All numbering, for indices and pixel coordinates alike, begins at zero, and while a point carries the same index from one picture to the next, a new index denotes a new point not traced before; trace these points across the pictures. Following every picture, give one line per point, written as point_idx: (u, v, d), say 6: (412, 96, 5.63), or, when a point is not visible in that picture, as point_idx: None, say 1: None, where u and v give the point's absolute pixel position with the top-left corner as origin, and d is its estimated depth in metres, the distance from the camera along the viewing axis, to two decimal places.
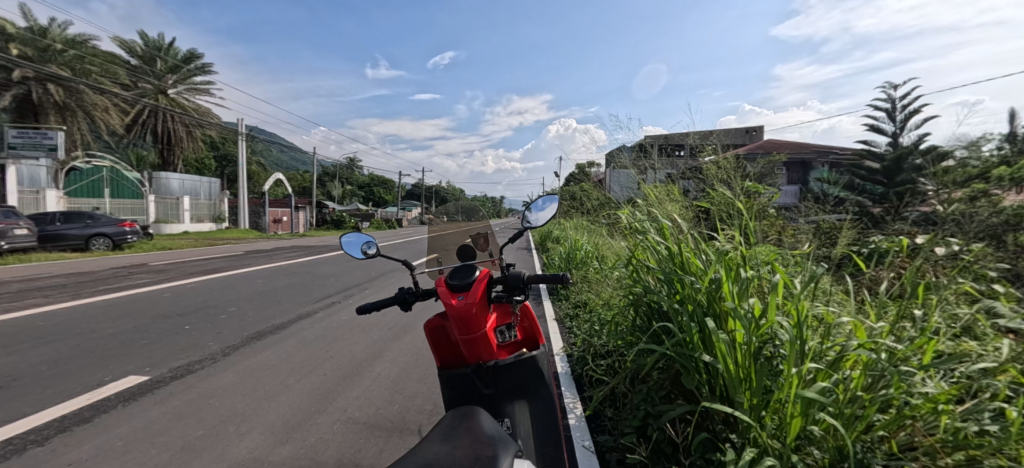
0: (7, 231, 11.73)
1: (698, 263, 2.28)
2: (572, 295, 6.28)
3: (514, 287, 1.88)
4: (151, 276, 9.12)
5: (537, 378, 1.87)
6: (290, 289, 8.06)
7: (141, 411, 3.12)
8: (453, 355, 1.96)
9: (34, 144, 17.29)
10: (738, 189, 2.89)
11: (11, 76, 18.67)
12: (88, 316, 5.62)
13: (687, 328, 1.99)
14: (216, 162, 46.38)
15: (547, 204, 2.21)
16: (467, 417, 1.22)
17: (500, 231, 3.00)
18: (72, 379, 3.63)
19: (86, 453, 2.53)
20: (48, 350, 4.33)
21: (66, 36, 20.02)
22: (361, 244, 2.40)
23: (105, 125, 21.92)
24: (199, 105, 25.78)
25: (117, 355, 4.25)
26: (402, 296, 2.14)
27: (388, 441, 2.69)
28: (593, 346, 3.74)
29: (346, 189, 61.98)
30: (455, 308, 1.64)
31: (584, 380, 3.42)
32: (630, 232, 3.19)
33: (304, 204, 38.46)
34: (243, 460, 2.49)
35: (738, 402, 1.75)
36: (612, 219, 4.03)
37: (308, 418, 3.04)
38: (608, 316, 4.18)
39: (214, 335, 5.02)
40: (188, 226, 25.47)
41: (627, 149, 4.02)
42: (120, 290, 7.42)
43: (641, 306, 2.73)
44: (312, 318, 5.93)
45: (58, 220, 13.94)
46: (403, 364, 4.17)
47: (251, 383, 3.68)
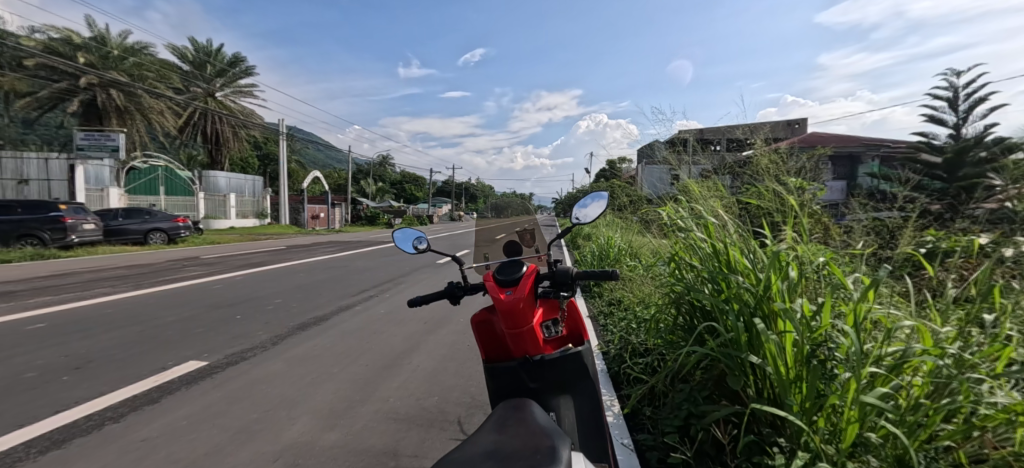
0: (77, 226, 12.72)
1: (746, 260, 2.23)
2: (607, 292, 6.27)
3: (562, 282, 1.92)
4: (204, 268, 9.73)
5: (581, 373, 1.88)
6: (329, 282, 8.39)
7: (201, 393, 3.33)
8: (499, 349, 1.99)
9: (99, 145, 18.84)
10: (787, 186, 2.78)
11: (79, 83, 20.25)
12: (148, 305, 6.05)
13: (736, 327, 1.94)
14: (259, 161, 48.58)
15: (594, 201, 2.20)
16: (519, 409, 1.26)
17: (542, 226, 3.01)
18: (140, 362, 3.93)
19: (155, 431, 2.74)
20: (118, 335, 4.72)
21: (126, 45, 21.59)
22: (412, 239, 2.45)
23: (160, 126, 23.44)
24: (244, 106, 26.94)
25: (177, 341, 4.56)
26: (451, 289, 2.18)
27: (429, 432, 2.78)
28: (630, 344, 3.71)
29: (381, 186, 63.41)
30: (504, 303, 1.67)
31: (621, 378, 3.42)
32: (671, 229, 3.13)
33: (341, 202, 39.74)
34: (295, 443, 2.64)
35: (789, 405, 1.71)
36: (650, 216, 4.00)
37: (352, 407, 3.17)
38: (647, 315, 4.13)
39: (264, 325, 5.30)
40: (234, 222, 26.92)
41: (666, 144, 3.97)
42: (176, 282, 7.91)
43: (683, 304, 2.67)
44: (352, 311, 6.17)
45: (119, 216, 15.03)
46: (440, 357, 4.28)
47: (299, 371, 3.87)
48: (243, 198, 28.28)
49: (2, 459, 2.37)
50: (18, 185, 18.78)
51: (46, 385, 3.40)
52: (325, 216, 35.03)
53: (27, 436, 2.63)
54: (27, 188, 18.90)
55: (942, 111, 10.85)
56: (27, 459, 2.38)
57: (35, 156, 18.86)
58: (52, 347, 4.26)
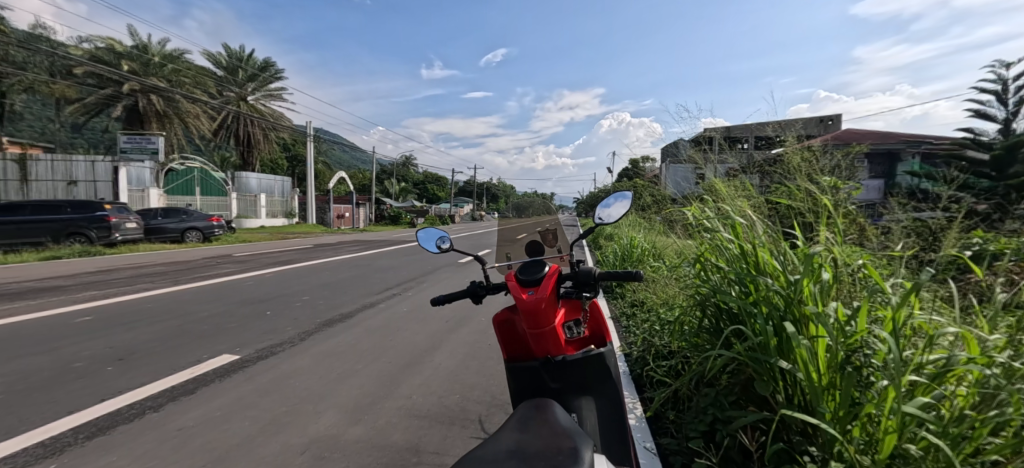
0: (120, 225, 13.37)
1: (775, 262, 2.17)
2: (629, 293, 6.20)
3: (584, 283, 1.90)
4: (236, 265, 10.09)
5: (603, 375, 1.86)
6: (354, 280, 8.57)
7: (234, 386, 3.45)
8: (521, 349, 1.99)
9: (140, 148, 20.29)
10: (819, 186, 2.69)
11: (122, 89, 21.31)
12: (185, 301, 6.31)
13: (765, 331, 1.89)
14: (287, 162, 50.02)
15: (618, 201, 2.18)
16: (541, 409, 1.26)
17: (565, 226, 2.99)
18: (178, 354, 4.11)
19: (190, 420, 2.85)
20: (157, 328, 4.94)
21: (165, 52, 22.58)
22: (436, 239, 2.48)
23: (196, 129, 24.42)
24: (274, 109, 27.78)
25: (211, 335, 4.74)
26: (473, 289, 2.19)
27: (450, 429, 2.80)
28: (654, 347, 3.66)
29: (405, 187, 64.33)
30: (526, 303, 1.67)
31: (644, 380, 3.37)
32: (697, 230, 3.07)
33: (366, 202, 40.50)
34: (321, 436, 2.70)
35: (821, 413, 1.65)
36: (674, 216, 3.93)
37: (375, 403, 3.23)
38: (671, 317, 4.06)
39: (292, 321, 5.45)
40: (264, 221, 27.79)
41: (691, 142, 3.90)
42: (210, 278, 8.23)
43: (709, 306, 2.62)
44: (376, 309, 6.28)
45: (158, 216, 15.75)
46: (461, 355, 4.32)
47: (325, 367, 3.96)
48: (273, 198, 29.15)
49: (53, 444, 2.51)
50: (67, 186, 19.79)
51: (93, 374, 3.59)
52: (350, 216, 35.77)
53: (75, 422, 2.78)
54: (75, 189, 19.88)
55: (989, 105, 10.28)
56: (75, 444, 2.51)
57: (83, 159, 19.78)
58: (97, 339, 4.49)
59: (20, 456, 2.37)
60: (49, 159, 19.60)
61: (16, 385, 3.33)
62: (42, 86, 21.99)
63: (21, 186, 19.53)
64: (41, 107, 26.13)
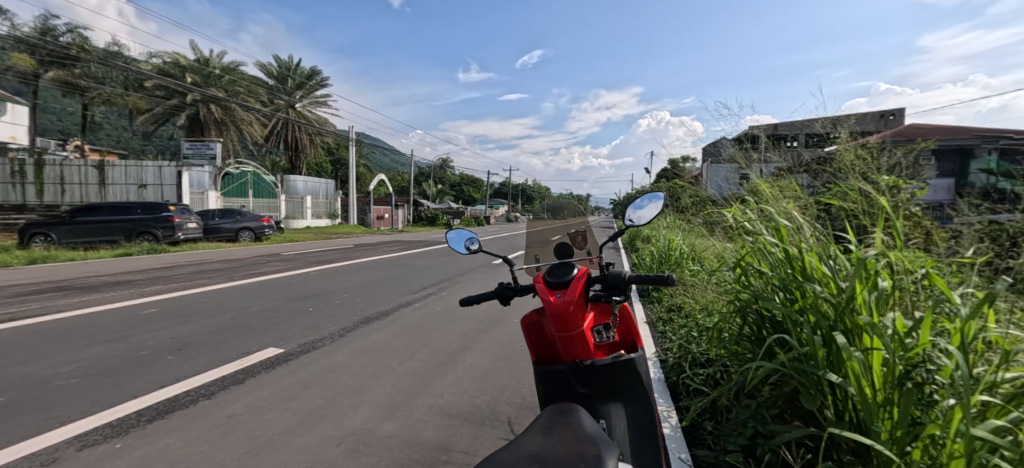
0: (183, 225, 14.31)
1: (824, 268, 2.03)
2: (666, 298, 6.02)
3: (613, 286, 1.84)
4: (284, 264, 10.57)
5: (633, 381, 1.80)
6: (391, 279, 8.78)
7: (278, 378, 3.60)
8: (549, 352, 1.95)
9: (200, 153, 21.65)
10: (876, 185, 2.50)
11: (186, 99, 22.87)
12: (237, 296, 6.66)
13: (811, 341, 1.76)
14: (331, 165, 52.07)
15: (649, 202, 2.10)
16: (567, 414, 1.22)
17: (596, 228, 2.93)
18: (229, 346, 4.33)
19: (238, 409, 2.99)
20: (211, 321, 5.24)
21: (223, 64, 24.08)
22: (465, 240, 2.48)
23: (249, 135, 25.85)
24: (319, 115, 28.94)
25: (258, 329, 4.97)
26: (502, 290, 2.17)
27: (480, 430, 2.78)
28: (691, 354, 3.52)
29: (442, 188, 65.39)
30: (553, 305, 1.63)
31: (680, 389, 3.24)
32: (738, 232, 2.93)
33: (404, 203, 41.50)
34: (356, 430, 2.76)
35: (875, 432, 1.53)
36: (714, 218, 3.77)
37: (408, 400, 3.27)
38: (710, 323, 3.90)
39: (332, 317, 5.64)
40: (309, 222, 29.01)
41: (733, 140, 3.73)
42: (260, 275, 8.65)
43: (749, 313, 2.48)
44: (412, 307, 6.39)
45: (216, 217, 16.79)
46: (493, 356, 4.32)
47: (361, 363, 4.05)
48: (317, 200, 30.38)
49: (120, 425, 2.70)
50: (139, 189, 21.23)
51: (154, 362, 3.83)
52: (389, 217, 36.75)
53: (136, 406, 2.96)
54: (145, 192, 21.32)
55: None
56: (138, 426, 2.69)
57: (153, 164, 21.15)
58: (159, 329, 4.80)
59: (89, 436, 2.55)
60: (124, 165, 21.10)
61: (89, 369, 3.60)
62: (117, 98, 23.89)
63: (98, 189, 21.25)
64: (115, 117, 28.39)
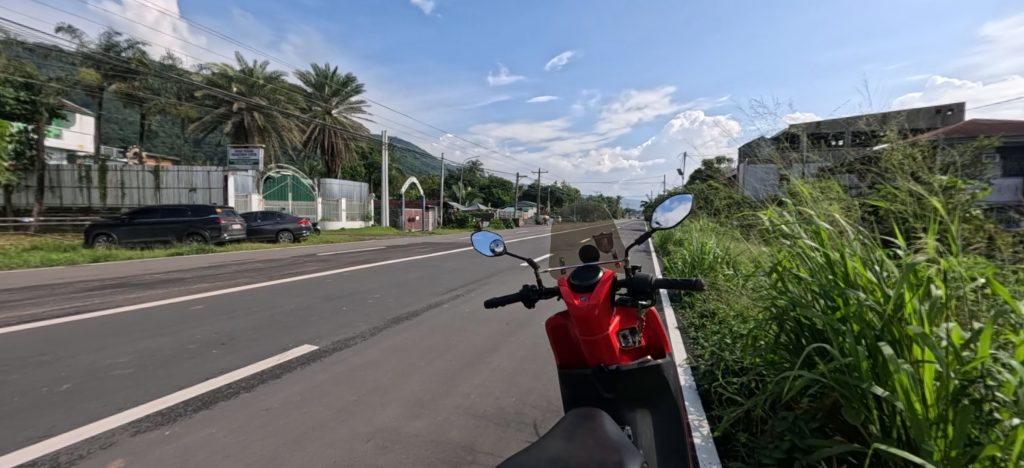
0: (229, 227, 14.99)
1: (870, 274, 1.92)
2: (699, 303, 5.85)
3: (640, 290, 1.79)
4: (319, 264, 10.93)
5: (660, 388, 1.75)
6: (421, 280, 8.92)
7: (311, 374, 3.70)
8: (574, 355, 1.92)
9: (244, 158, 22.82)
10: (929, 186, 2.34)
11: (232, 108, 24.07)
12: (275, 295, 6.92)
13: (855, 351, 1.66)
14: (365, 169, 53.51)
15: (678, 203, 2.04)
16: (591, 418, 1.19)
17: (624, 230, 2.87)
18: (267, 342, 4.50)
19: (274, 402, 3.09)
20: (251, 318, 5.46)
21: (266, 74, 25.22)
22: (490, 242, 2.48)
23: (288, 141, 26.91)
24: (354, 121, 29.79)
25: (294, 326, 5.14)
26: (526, 292, 2.16)
27: (505, 432, 2.77)
28: (724, 361, 3.40)
29: (471, 191, 66.01)
30: (578, 308, 1.60)
31: (712, 397, 3.13)
32: (774, 236, 2.82)
33: (435, 206, 42.14)
34: (384, 427, 2.80)
35: (926, 451, 1.42)
36: (750, 220, 3.63)
37: (435, 399, 3.30)
38: (744, 330, 3.76)
39: (364, 317, 5.77)
40: (343, 224, 29.87)
41: (771, 140, 3.58)
42: (297, 275, 8.96)
43: (786, 321, 2.37)
44: (440, 308, 6.46)
45: (258, 219, 17.54)
46: (520, 358, 4.31)
47: (390, 362, 4.12)
48: (352, 203, 31.24)
49: (168, 413, 2.84)
50: (190, 193, 22.44)
51: (199, 355, 4.03)
52: (420, 219, 37.39)
53: (183, 396, 3.11)
54: (196, 196, 22.49)
55: None
56: (184, 415, 2.82)
57: (202, 169, 22.23)
58: (204, 325, 5.05)
59: (141, 423, 2.69)
60: (177, 170, 22.35)
61: (141, 360, 3.82)
62: (171, 107, 25.38)
63: (154, 193, 22.61)
64: (168, 125, 30.16)
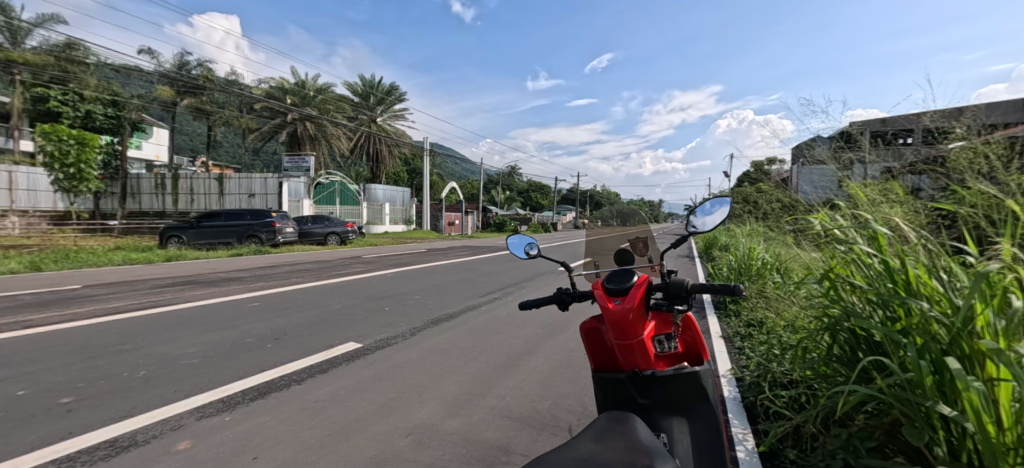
0: (283, 230, 15.86)
1: (936, 284, 1.82)
2: (745, 312, 5.64)
3: (675, 295, 1.78)
4: (364, 266, 11.39)
5: (698, 395, 1.74)
6: (460, 283, 9.11)
7: (356, 370, 3.90)
8: (608, 359, 1.94)
9: (297, 166, 24.91)
10: (1007, 188, 2.18)
11: (287, 118, 25.54)
12: (324, 294, 7.29)
13: (918, 366, 1.58)
14: (407, 174, 55.17)
15: (716, 207, 2.02)
16: (622, 422, 1.22)
17: (661, 234, 2.85)
18: (316, 338, 4.77)
19: (321, 396, 3.28)
20: (302, 315, 5.80)
21: (317, 85, 26.60)
22: (525, 245, 2.54)
23: (337, 148, 28.17)
24: (397, 128, 30.78)
25: (340, 324, 5.41)
26: (560, 295, 2.19)
27: (540, 435, 2.81)
28: (771, 373, 3.26)
29: (510, 195, 66.41)
30: (612, 312, 1.63)
31: (758, 410, 3.01)
32: (826, 242, 2.71)
33: (474, 210, 42.73)
34: (423, 424, 2.91)
35: None
36: (800, 225, 3.48)
37: (472, 399, 3.39)
38: (794, 342, 3.60)
39: (405, 317, 5.98)
40: (387, 228, 30.87)
41: (825, 139, 3.44)
42: (344, 276, 9.40)
43: (841, 332, 2.27)
44: (478, 311, 6.58)
45: (309, 222, 18.47)
46: (556, 362, 4.33)
47: (429, 361, 4.26)
48: (395, 207, 32.23)
49: (228, 401, 3.09)
50: (249, 198, 23.79)
51: (256, 348, 4.33)
52: (460, 223, 38.01)
53: (242, 386, 3.37)
54: (254, 201, 23.88)
55: None
56: (243, 403, 3.06)
57: (259, 176, 23.61)
58: (261, 321, 5.41)
59: (205, 408, 2.95)
60: (238, 177, 23.92)
61: (206, 351, 4.16)
62: (233, 119, 27.30)
63: (218, 198, 24.30)
64: (230, 135, 32.39)
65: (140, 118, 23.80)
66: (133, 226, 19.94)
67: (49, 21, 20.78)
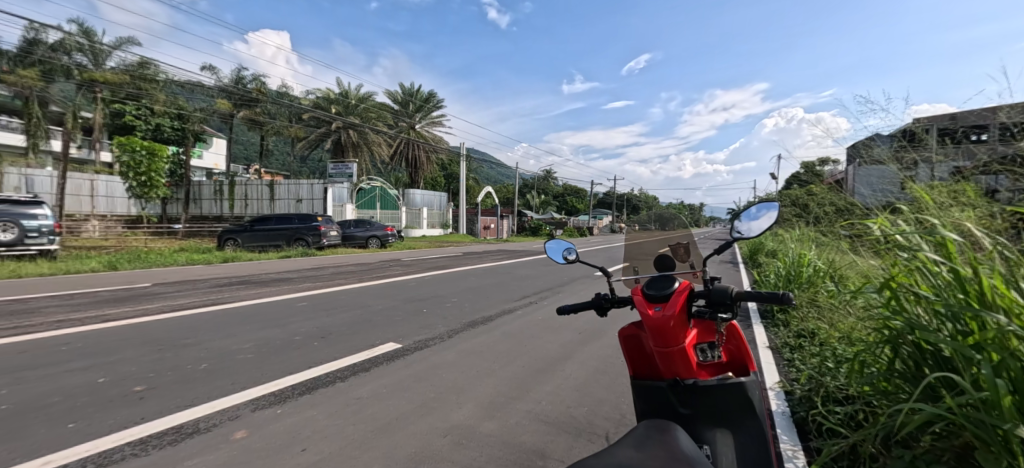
0: (327, 233, 16.54)
1: (1015, 295, 1.67)
2: (795, 322, 5.37)
3: (719, 303, 1.73)
4: (404, 268, 11.71)
5: (744, 407, 1.68)
6: (496, 287, 9.18)
7: (396, 369, 4.01)
8: (648, 367, 1.91)
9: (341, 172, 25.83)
10: None
11: (331, 127, 26.67)
12: (365, 295, 7.54)
13: (994, 385, 1.45)
14: (444, 179, 56.23)
15: (762, 212, 1.95)
16: (663, 431, 1.20)
17: (703, 239, 2.77)
18: (358, 338, 4.95)
19: (363, 393, 3.39)
20: (345, 315, 6.03)
21: (359, 95, 27.63)
22: (563, 250, 2.54)
23: (377, 155, 29.12)
24: (435, 134, 31.46)
25: (381, 325, 5.58)
26: (598, 301, 2.18)
27: (576, 441, 2.79)
28: (825, 387, 3.08)
29: (545, 199, 66.28)
30: (652, 320, 1.59)
31: (810, 426, 2.85)
32: (887, 249, 2.54)
33: (510, 214, 42.93)
34: (460, 425, 2.96)
35: None
36: (857, 229, 3.28)
37: (508, 402, 3.41)
38: (851, 355, 3.39)
39: (443, 319, 6.10)
40: (425, 232, 31.54)
41: (885, 138, 3.25)
42: (384, 278, 9.70)
43: (903, 346, 2.11)
44: (514, 314, 6.61)
45: (352, 226, 19.17)
46: (592, 368, 4.28)
47: (467, 363, 4.33)
48: (432, 211, 32.89)
49: (279, 395, 3.26)
50: (297, 203, 25.03)
51: (303, 346, 4.55)
52: (495, 227, 38.29)
53: (291, 381, 3.54)
54: (301, 206, 25.08)
55: None
56: (292, 398, 3.22)
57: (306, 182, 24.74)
58: (307, 320, 5.67)
59: (259, 401, 3.12)
60: (288, 183, 25.19)
61: (259, 347, 4.40)
62: (284, 129, 28.84)
63: (269, 203, 25.66)
64: (281, 144, 34.20)
65: (201, 129, 25.58)
66: (194, 229, 21.40)
67: (125, 43, 22.76)
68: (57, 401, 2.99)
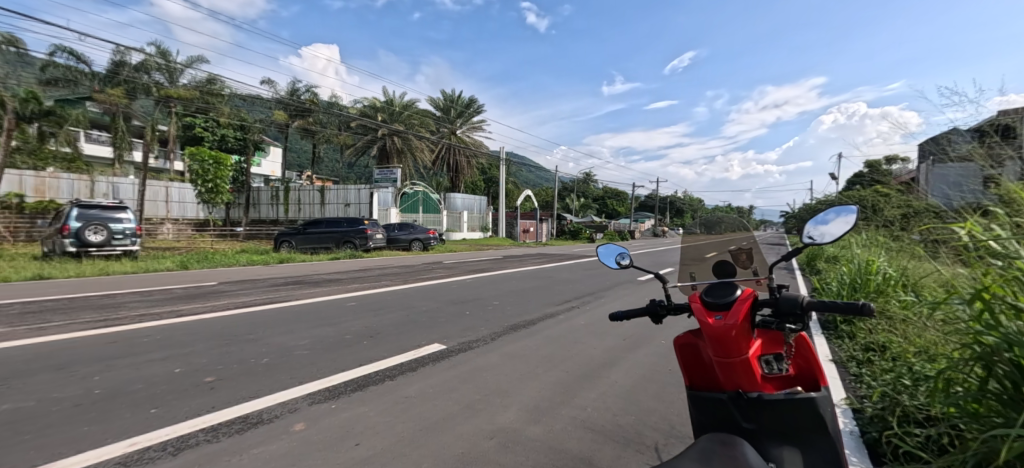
0: (372, 236, 17.15)
1: None
2: (862, 335, 4.98)
3: (787, 312, 1.63)
4: (446, 271, 11.93)
5: (814, 424, 1.57)
6: (537, 290, 9.14)
7: (442, 370, 4.08)
8: (706, 377, 1.83)
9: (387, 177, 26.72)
10: None
11: (377, 134, 27.64)
12: (410, 297, 7.74)
13: None
14: (485, 183, 56.87)
15: (837, 216, 1.82)
16: (728, 447, 1.15)
17: (763, 243, 2.63)
18: (404, 338, 5.07)
19: (411, 393, 3.47)
20: (392, 316, 6.20)
21: (404, 103, 28.47)
22: (615, 255, 2.48)
23: (420, 160, 29.87)
24: (476, 139, 31.89)
25: (426, 326, 5.70)
26: (653, 307, 2.11)
27: (624, 451, 2.71)
28: (903, 408, 2.83)
29: (586, 203, 65.48)
30: (712, 328, 1.51)
31: (885, 448, 2.62)
32: (978, 256, 2.30)
33: (549, 218, 42.71)
34: (506, 428, 2.96)
35: None
36: (938, 234, 3.01)
37: (553, 407, 3.38)
38: (931, 372, 3.10)
39: (486, 322, 6.14)
40: (465, 235, 31.97)
41: (972, 135, 2.96)
42: (428, 280, 9.91)
43: (998, 365, 1.89)
44: (556, 319, 6.55)
45: (396, 229, 19.79)
46: (639, 376, 4.17)
47: (511, 366, 4.33)
48: (473, 215, 33.31)
49: (333, 390, 3.39)
50: (345, 207, 26.12)
51: (354, 344, 4.72)
52: (535, 230, 38.18)
53: (344, 378, 3.68)
54: (349, 210, 26.16)
55: None
56: (345, 394, 3.34)
57: (354, 187, 25.77)
58: (357, 319, 5.89)
59: (315, 395, 3.26)
60: (337, 188, 26.32)
61: (314, 344, 4.61)
62: (334, 137, 30.23)
63: (320, 208, 26.90)
64: (331, 151, 35.87)
65: (260, 139, 27.31)
66: (253, 232, 22.84)
67: (195, 61, 24.71)
68: (140, 388, 3.26)
